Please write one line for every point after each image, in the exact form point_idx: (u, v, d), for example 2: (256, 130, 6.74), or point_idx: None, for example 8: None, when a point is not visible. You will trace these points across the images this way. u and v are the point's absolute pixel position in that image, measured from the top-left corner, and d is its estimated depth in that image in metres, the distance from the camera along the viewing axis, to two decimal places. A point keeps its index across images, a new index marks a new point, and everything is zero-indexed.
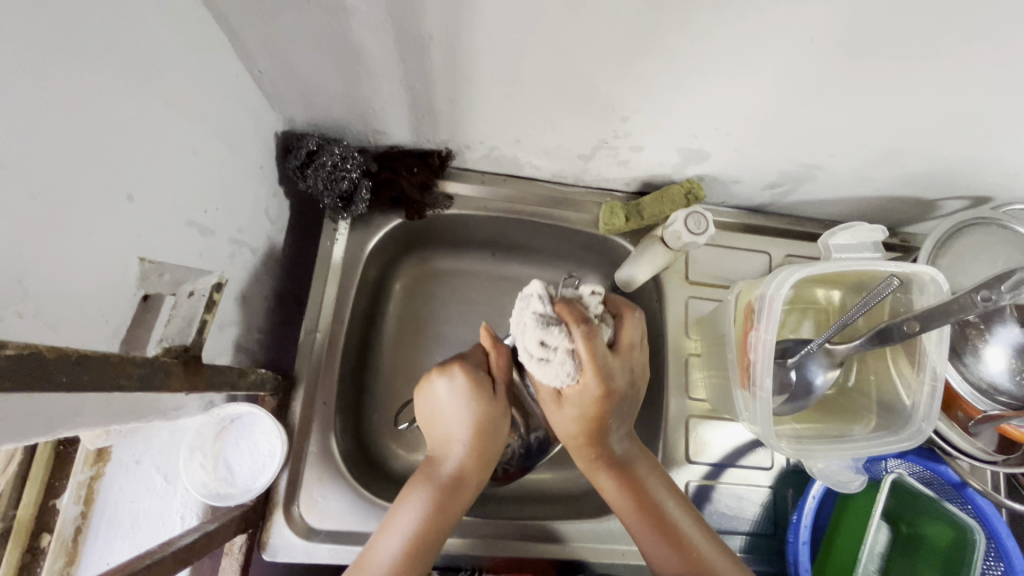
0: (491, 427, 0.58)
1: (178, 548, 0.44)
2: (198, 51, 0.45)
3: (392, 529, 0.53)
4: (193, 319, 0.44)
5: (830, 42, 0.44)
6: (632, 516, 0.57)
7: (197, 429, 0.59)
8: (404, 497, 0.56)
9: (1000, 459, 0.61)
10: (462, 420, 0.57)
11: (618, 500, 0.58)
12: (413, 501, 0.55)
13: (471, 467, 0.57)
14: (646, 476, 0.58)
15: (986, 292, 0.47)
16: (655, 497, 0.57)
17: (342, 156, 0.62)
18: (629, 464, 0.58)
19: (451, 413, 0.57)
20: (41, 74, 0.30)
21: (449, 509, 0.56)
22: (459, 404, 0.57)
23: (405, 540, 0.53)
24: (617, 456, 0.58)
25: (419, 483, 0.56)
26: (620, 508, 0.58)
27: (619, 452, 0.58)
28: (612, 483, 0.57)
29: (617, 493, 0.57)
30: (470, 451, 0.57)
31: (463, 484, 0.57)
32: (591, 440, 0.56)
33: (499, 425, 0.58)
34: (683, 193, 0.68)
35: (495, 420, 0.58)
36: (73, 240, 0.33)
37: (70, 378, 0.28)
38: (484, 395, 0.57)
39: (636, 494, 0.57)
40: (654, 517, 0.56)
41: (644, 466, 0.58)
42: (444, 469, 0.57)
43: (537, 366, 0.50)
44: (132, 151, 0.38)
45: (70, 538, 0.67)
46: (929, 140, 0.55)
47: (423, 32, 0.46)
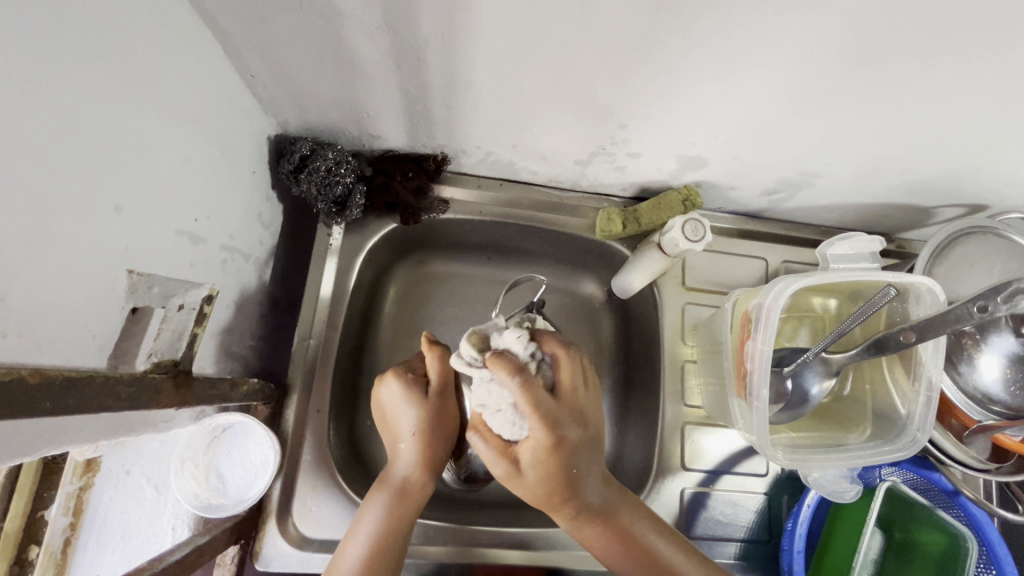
0: (435, 427, 0.56)
1: (169, 564, 0.43)
2: (188, 56, 0.44)
3: (356, 535, 0.53)
4: (182, 333, 0.46)
5: (831, 51, 0.43)
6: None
7: (189, 439, 0.58)
8: (366, 508, 0.54)
9: (993, 467, 0.62)
10: (404, 426, 0.55)
11: (618, 562, 0.54)
12: (372, 507, 0.54)
13: (421, 468, 0.55)
14: (636, 525, 0.54)
15: (982, 304, 0.47)
16: (661, 554, 0.54)
17: (335, 160, 0.61)
18: (616, 517, 0.53)
19: (399, 417, 0.55)
20: (26, 82, 0.29)
21: (409, 518, 0.54)
22: (404, 410, 0.55)
23: (366, 547, 0.52)
24: (594, 510, 0.52)
25: (378, 493, 0.55)
26: (623, 573, 0.54)
27: (599, 504, 0.53)
28: (604, 540, 0.53)
29: (614, 556, 0.54)
30: (418, 452, 0.55)
31: (414, 485, 0.55)
32: (563, 505, 0.51)
33: (440, 427, 0.56)
34: (680, 200, 0.68)
35: (437, 425, 0.56)
36: (58, 255, 0.33)
37: (55, 402, 0.27)
38: (419, 405, 0.55)
39: (641, 556, 0.53)
40: (658, 573, 0.53)
41: (630, 511, 0.54)
42: (397, 473, 0.55)
43: (494, 417, 0.47)
44: (120, 158, 0.37)
45: (59, 549, 0.69)
46: (928, 148, 0.55)
47: (420, 37, 0.45)
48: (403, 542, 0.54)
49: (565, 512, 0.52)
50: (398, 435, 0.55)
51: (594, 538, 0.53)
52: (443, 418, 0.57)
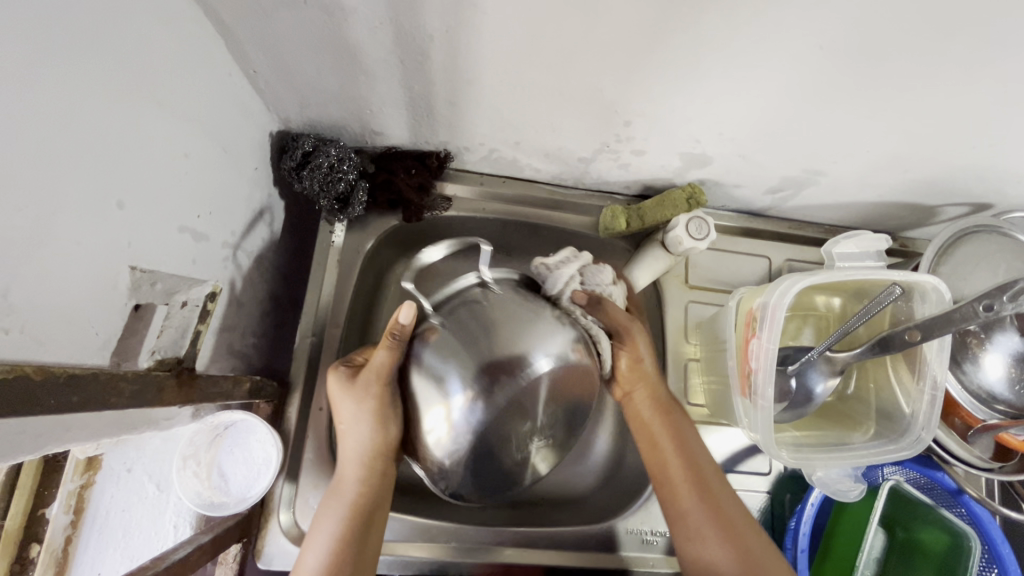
0: (381, 427, 0.52)
1: (172, 563, 0.43)
2: (190, 51, 0.43)
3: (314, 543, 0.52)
4: (185, 330, 0.45)
5: (839, 48, 0.43)
6: (688, 489, 0.57)
7: (191, 437, 0.57)
8: (325, 514, 0.53)
9: (996, 467, 0.62)
10: (348, 424, 0.54)
11: (676, 468, 0.58)
12: (325, 513, 0.54)
13: (359, 469, 0.54)
14: (691, 436, 0.61)
15: (988, 303, 0.48)
16: (708, 468, 0.59)
17: (338, 157, 0.60)
18: (680, 425, 0.61)
19: (348, 426, 0.54)
20: (28, 76, 0.29)
21: (364, 531, 0.53)
22: (349, 407, 0.53)
23: (325, 561, 0.50)
24: (671, 410, 0.61)
25: (334, 506, 0.54)
26: (677, 486, 0.58)
27: (671, 406, 0.62)
28: (665, 439, 0.60)
29: (681, 460, 0.58)
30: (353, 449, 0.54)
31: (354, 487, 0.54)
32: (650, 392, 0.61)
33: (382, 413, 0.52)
34: (685, 198, 0.67)
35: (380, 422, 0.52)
36: (60, 251, 0.32)
37: (58, 400, 0.27)
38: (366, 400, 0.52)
39: (693, 467, 0.58)
40: (704, 486, 0.58)
41: (688, 425, 0.62)
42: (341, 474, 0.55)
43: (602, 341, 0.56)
44: (123, 155, 0.37)
45: (59, 547, 0.69)
46: (934, 146, 0.54)
47: (424, 33, 0.45)
48: (361, 559, 0.52)
49: (648, 405, 0.61)
50: (344, 444, 0.55)
51: (656, 433, 0.60)
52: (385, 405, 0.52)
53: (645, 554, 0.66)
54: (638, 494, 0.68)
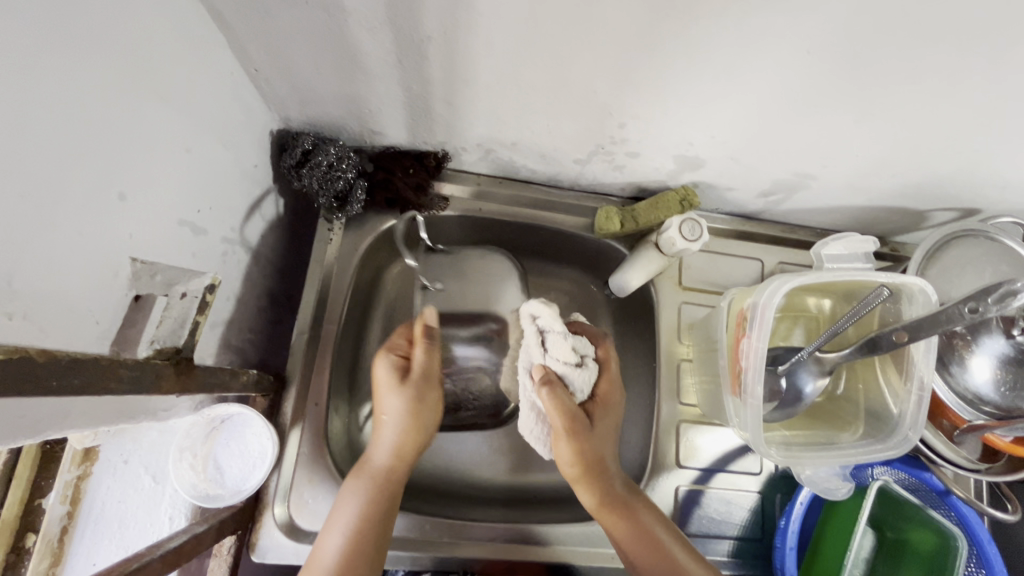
0: (422, 418, 0.59)
1: (166, 552, 0.43)
2: (193, 48, 0.44)
3: (333, 530, 0.54)
4: (185, 321, 0.44)
5: (825, 53, 0.44)
6: (649, 567, 0.56)
7: (188, 429, 0.57)
8: (347, 494, 0.56)
9: (983, 467, 0.63)
10: (393, 414, 0.58)
11: (636, 550, 0.57)
12: (348, 498, 0.56)
13: (394, 461, 0.58)
14: (652, 522, 0.58)
15: (973, 304, 0.48)
16: (671, 552, 0.56)
17: (337, 156, 0.61)
18: (633, 507, 0.59)
19: (385, 398, 0.59)
20: (34, 68, 0.30)
21: (386, 508, 0.56)
22: (388, 390, 0.59)
23: (344, 539, 0.53)
24: (620, 494, 0.59)
25: (353, 477, 0.57)
26: (647, 567, 0.56)
27: (619, 492, 0.59)
28: (623, 528, 0.58)
29: (642, 543, 0.57)
30: (393, 443, 0.58)
31: (387, 473, 0.57)
32: (596, 483, 0.59)
33: (428, 411, 0.60)
34: (678, 201, 0.69)
35: (422, 420, 0.59)
36: (62, 242, 0.33)
37: (58, 381, 0.28)
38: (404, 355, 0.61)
39: (653, 543, 0.57)
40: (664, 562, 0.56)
41: (646, 509, 0.60)
42: (372, 465, 0.57)
43: (570, 375, 0.60)
44: (125, 146, 0.38)
45: (55, 538, 0.69)
46: (922, 151, 0.55)
47: (422, 33, 0.46)
48: (380, 542, 0.55)
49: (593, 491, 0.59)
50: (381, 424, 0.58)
51: (611, 526, 0.58)
52: (428, 406, 0.60)
53: None
54: None
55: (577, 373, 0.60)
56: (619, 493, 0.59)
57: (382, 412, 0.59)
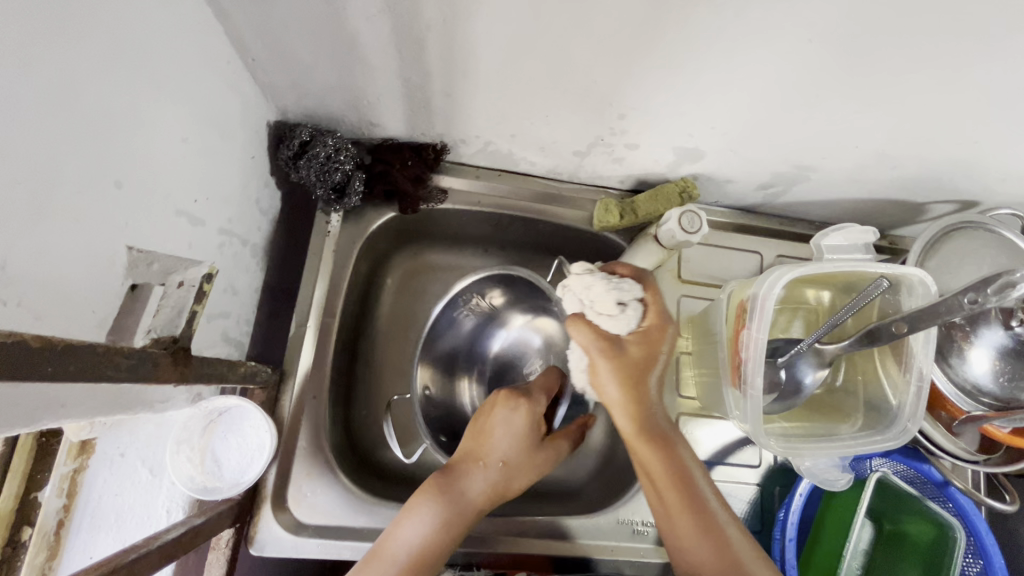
0: (518, 476, 0.58)
1: (164, 543, 0.43)
2: (191, 36, 0.44)
3: (400, 532, 0.53)
4: (183, 310, 0.44)
5: (826, 43, 0.44)
6: (675, 501, 0.54)
7: (185, 421, 0.59)
8: (422, 502, 0.54)
9: (981, 458, 0.63)
10: (501, 454, 0.58)
11: (663, 480, 0.54)
12: (420, 511, 0.54)
13: (485, 495, 0.56)
14: (685, 455, 0.56)
15: (972, 295, 0.48)
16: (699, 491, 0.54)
17: (334, 147, 0.61)
18: (670, 438, 0.56)
19: (499, 440, 0.58)
20: (28, 53, 0.29)
21: (454, 532, 0.54)
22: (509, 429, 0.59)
23: (410, 551, 0.52)
24: (655, 424, 0.55)
25: (431, 492, 0.55)
26: (669, 499, 0.54)
27: (658, 424, 0.55)
28: (658, 459, 0.54)
29: (670, 473, 0.54)
30: (490, 487, 0.56)
31: (471, 508, 0.56)
32: (638, 410, 0.55)
33: (530, 463, 0.59)
34: (677, 192, 0.69)
35: (527, 473, 0.58)
36: (58, 229, 0.33)
37: (54, 367, 0.27)
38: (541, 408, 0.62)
39: (680, 472, 0.54)
40: (690, 498, 0.54)
41: (680, 441, 0.56)
42: (462, 489, 0.56)
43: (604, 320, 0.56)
44: (120, 135, 0.37)
45: (52, 531, 0.68)
46: (922, 142, 0.55)
47: (422, 23, 0.45)
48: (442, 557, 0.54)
49: (632, 422, 0.55)
50: (490, 463, 0.57)
51: (645, 456, 0.55)
52: (533, 462, 0.59)
53: (636, 544, 0.66)
54: (630, 483, 0.69)
55: (608, 319, 0.55)
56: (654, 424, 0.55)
57: (496, 454, 0.58)
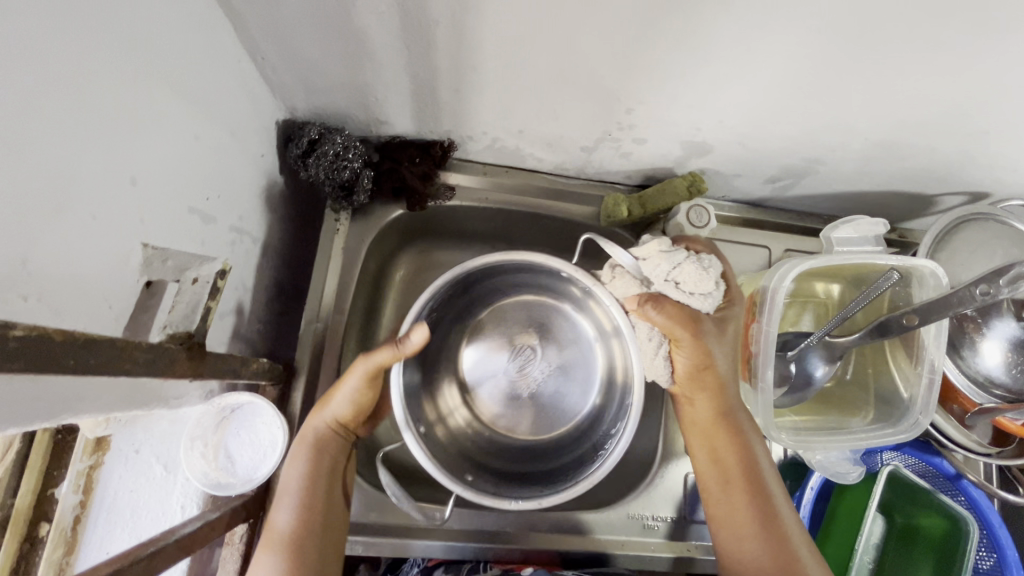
0: (360, 410, 0.58)
1: (181, 537, 0.44)
2: (202, 35, 0.44)
3: (282, 506, 0.54)
4: (196, 307, 0.45)
5: (836, 34, 0.44)
6: (741, 494, 0.54)
7: (197, 419, 0.58)
8: (290, 463, 0.56)
9: (994, 451, 0.63)
10: (335, 408, 0.57)
11: (732, 470, 0.55)
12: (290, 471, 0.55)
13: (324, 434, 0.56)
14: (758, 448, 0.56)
15: (985, 286, 0.48)
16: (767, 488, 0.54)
17: (344, 145, 0.62)
18: (744, 430, 0.56)
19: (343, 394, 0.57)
20: (45, 52, 0.29)
21: (324, 497, 0.55)
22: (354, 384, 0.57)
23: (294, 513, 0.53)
24: (732, 417, 0.56)
25: (297, 449, 0.56)
26: (733, 489, 0.54)
27: (737, 415, 0.56)
28: (733, 449, 0.55)
29: (739, 464, 0.55)
30: (322, 427, 0.57)
31: (319, 447, 0.56)
32: (717, 397, 0.56)
33: (336, 403, 0.57)
34: (686, 186, 0.68)
35: (361, 417, 0.59)
36: (76, 225, 0.33)
37: (75, 360, 0.28)
38: (377, 368, 0.56)
39: (750, 464, 0.54)
40: (758, 496, 0.53)
41: (758, 439, 0.56)
42: (313, 431, 0.57)
43: (691, 297, 0.55)
44: (135, 133, 0.38)
45: (69, 526, 0.71)
46: (933, 134, 0.55)
47: (430, 19, 0.45)
48: (319, 535, 0.53)
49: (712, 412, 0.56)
50: (321, 415, 0.57)
51: (718, 442, 0.56)
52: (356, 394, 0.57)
53: (647, 539, 0.66)
54: (640, 478, 0.69)
55: (699, 298, 0.54)
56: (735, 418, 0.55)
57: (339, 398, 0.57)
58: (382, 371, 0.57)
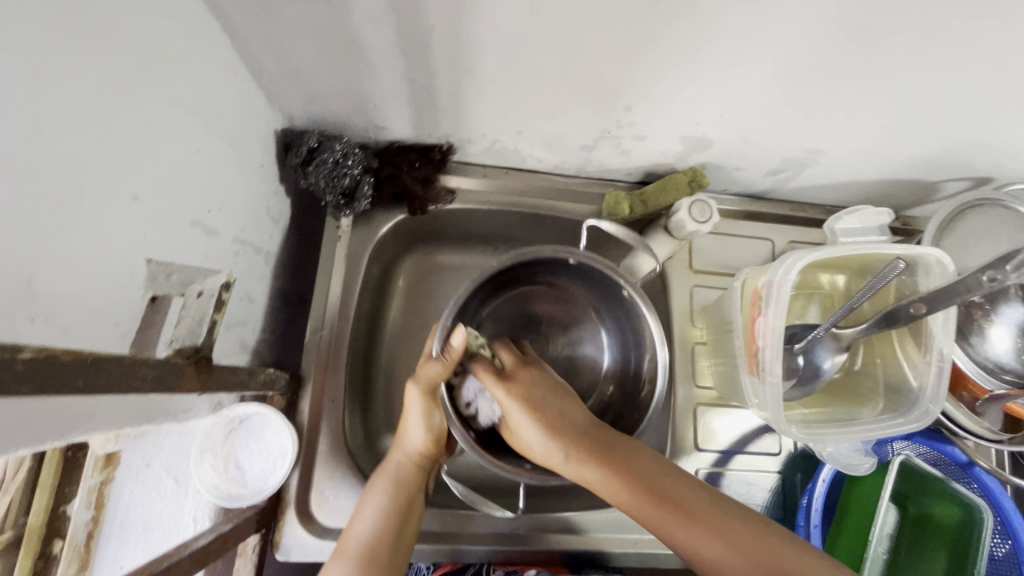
0: (441, 434, 0.61)
1: (194, 551, 0.44)
2: (198, 48, 0.44)
3: (359, 524, 0.54)
4: (202, 320, 0.46)
5: (834, 24, 0.43)
6: (653, 504, 0.47)
7: (207, 431, 0.60)
8: (370, 494, 0.56)
9: (1006, 438, 0.62)
10: (414, 441, 0.59)
11: (612, 484, 0.49)
12: (371, 497, 0.56)
13: (409, 465, 0.59)
14: (623, 445, 0.52)
15: (992, 272, 0.47)
16: (687, 500, 0.47)
17: (342, 152, 0.62)
18: (596, 438, 0.52)
19: (410, 420, 0.59)
20: (45, 69, 0.29)
21: (406, 512, 0.56)
22: (419, 415, 0.59)
23: (372, 535, 0.53)
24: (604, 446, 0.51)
25: (380, 478, 0.57)
26: (639, 507, 0.48)
27: (558, 417, 0.54)
28: (601, 469, 0.50)
29: (610, 475, 0.49)
30: (407, 456, 0.59)
31: (407, 475, 0.58)
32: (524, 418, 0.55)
33: (410, 431, 0.59)
34: (686, 181, 0.68)
35: (439, 445, 0.61)
36: (80, 242, 0.33)
37: (84, 380, 0.28)
38: (432, 386, 0.59)
39: (625, 468, 0.49)
40: (681, 506, 0.47)
41: (635, 450, 0.51)
42: (392, 461, 0.59)
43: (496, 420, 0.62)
44: (137, 150, 0.38)
45: (82, 543, 0.70)
46: (934, 121, 0.55)
47: (426, 24, 0.45)
48: (401, 544, 0.54)
49: (570, 442, 0.52)
50: (401, 449, 0.59)
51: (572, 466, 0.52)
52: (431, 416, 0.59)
53: (660, 537, 0.66)
54: None
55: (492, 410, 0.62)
56: (554, 421, 0.54)
57: (411, 429, 0.59)
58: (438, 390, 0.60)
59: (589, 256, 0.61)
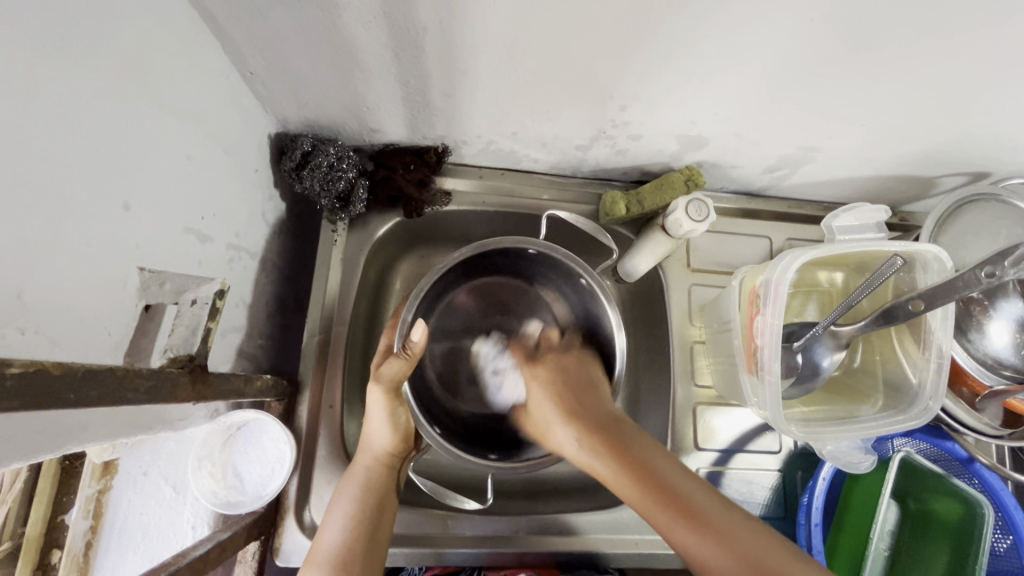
0: (406, 433, 0.61)
1: (192, 559, 0.44)
2: (189, 54, 0.44)
3: (328, 531, 0.54)
4: (196, 329, 0.45)
5: (828, 22, 0.43)
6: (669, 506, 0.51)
7: (205, 438, 0.59)
8: (338, 499, 0.56)
9: (1006, 433, 0.61)
10: (378, 441, 0.59)
11: (633, 487, 0.53)
12: (340, 503, 0.56)
13: (377, 466, 0.59)
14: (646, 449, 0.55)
15: (990, 268, 0.47)
16: (696, 497, 0.51)
17: (337, 155, 0.61)
18: (626, 441, 0.56)
19: (371, 420, 0.60)
20: (33, 78, 0.29)
21: (377, 515, 0.56)
22: (383, 414, 0.60)
23: (341, 540, 0.53)
24: (629, 441, 0.56)
25: (348, 481, 0.57)
26: (654, 509, 0.51)
27: (602, 421, 0.60)
28: (625, 470, 0.54)
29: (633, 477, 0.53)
30: (373, 457, 0.59)
31: (375, 475, 0.58)
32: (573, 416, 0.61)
33: (373, 431, 0.60)
34: (683, 180, 0.68)
35: (405, 443, 0.62)
36: (71, 254, 0.33)
37: (76, 394, 0.28)
38: (395, 383, 0.60)
39: (647, 472, 0.53)
40: (693, 511, 0.50)
41: (659, 454, 0.55)
42: (362, 462, 0.59)
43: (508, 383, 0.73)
44: (128, 159, 0.38)
45: (81, 552, 0.70)
46: (931, 117, 0.54)
47: (418, 27, 0.45)
48: (373, 540, 0.54)
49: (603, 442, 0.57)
50: (367, 450, 0.59)
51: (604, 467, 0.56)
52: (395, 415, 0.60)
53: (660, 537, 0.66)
54: None
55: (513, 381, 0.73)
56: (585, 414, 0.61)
57: (374, 430, 0.59)
58: (400, 390, 0.61)
59: (547, 246, 0.64)
